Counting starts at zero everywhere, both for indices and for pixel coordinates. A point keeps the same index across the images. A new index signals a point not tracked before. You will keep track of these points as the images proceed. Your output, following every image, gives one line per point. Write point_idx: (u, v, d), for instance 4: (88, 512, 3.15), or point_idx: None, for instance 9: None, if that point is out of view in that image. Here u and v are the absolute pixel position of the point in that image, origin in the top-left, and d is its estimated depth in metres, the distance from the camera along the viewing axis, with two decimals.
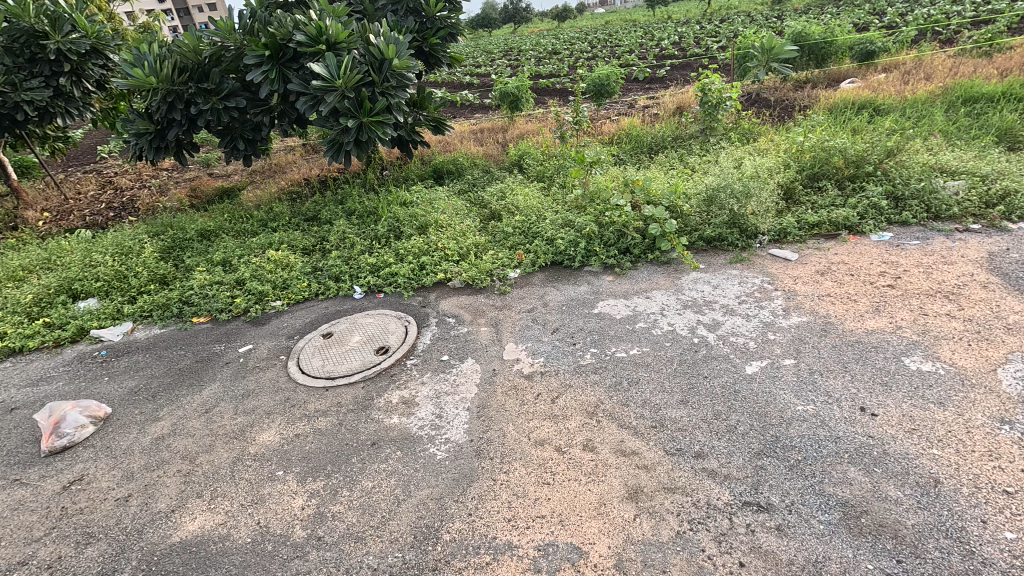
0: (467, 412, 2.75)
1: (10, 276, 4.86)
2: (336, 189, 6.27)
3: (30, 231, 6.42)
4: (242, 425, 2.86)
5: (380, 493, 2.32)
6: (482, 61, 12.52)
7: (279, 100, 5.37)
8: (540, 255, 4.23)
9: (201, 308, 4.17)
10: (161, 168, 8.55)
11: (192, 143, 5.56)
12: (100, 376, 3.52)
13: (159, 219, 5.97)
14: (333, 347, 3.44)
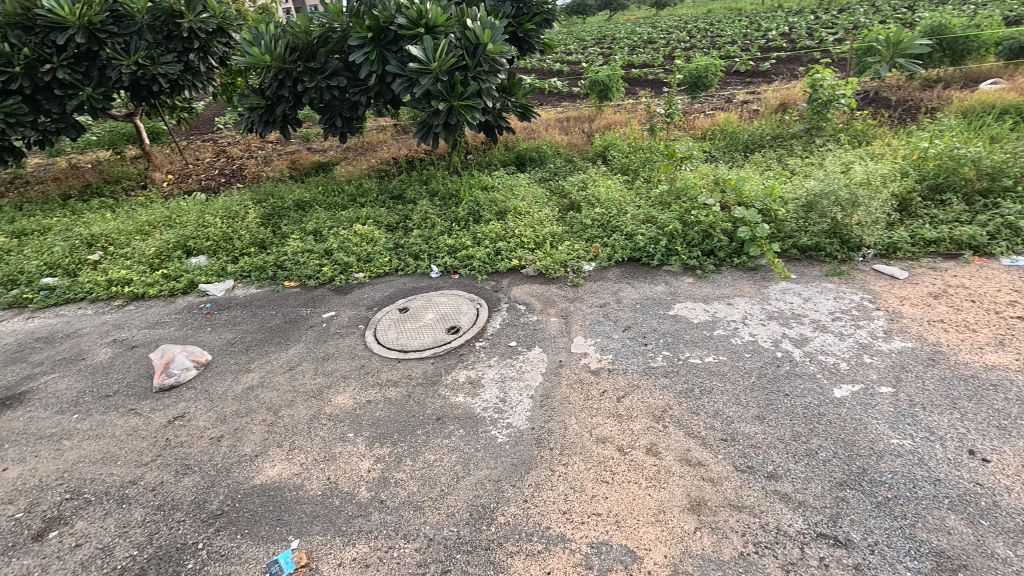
0: (531, 400, 2.77)
1: (138, 230, 5.49)
2: (422, 170, 6.48)
3: (156, 191, 7.19)
4: (320, 386, 3.06)
5: (441, 467, 2.40)
6: (574, 48, 12.32)
7: (377, 81, 5.60)
8: (617, 250, 4.14)
9: (292, 273, 4.49)
10: (267, 141, 9.24)
11: (296, 118, 5.95)
12: (204, 326, 3.90)
13: (263, 188, 6.47)
14: (407, 322, 3.58)
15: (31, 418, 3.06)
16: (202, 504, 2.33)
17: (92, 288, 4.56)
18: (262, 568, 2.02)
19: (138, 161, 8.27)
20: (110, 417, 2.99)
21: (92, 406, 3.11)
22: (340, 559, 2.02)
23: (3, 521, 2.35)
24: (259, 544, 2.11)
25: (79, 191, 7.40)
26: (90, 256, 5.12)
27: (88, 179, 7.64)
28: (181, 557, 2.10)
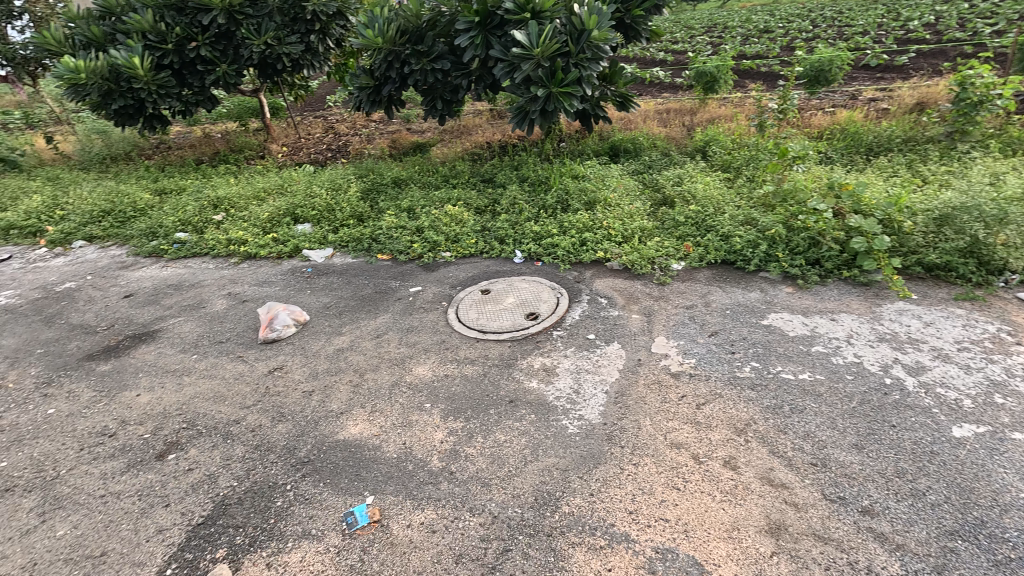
0: (605, 395, 2.73)
1: (255, 196, 6.04)
2: (514, 155, 6.53)
3: (272, 161, 7.86)
4: (403, 355, 3.22)
5: (510, 448, 2.44)
6: (681, 36, 11.75)
7: (479, 66, 5.70)
8: (710, 251, 3.94)
9: (385, 247, 4.73)
10: (371, 120, 9.75)
11: (400, 99, 6.21)
12: (304, 289, 4.23)
13: (364, 164, 6.84)
14: (488, 304, 3.65)
15: (160, 354, 3.49)
16: (293, 450, 2.55)
17: (214, 245, 5.09)
18: (339, 517, 2.17)
19: (259, 133, 9.06)
20: (222, 361, 3.34)
21: (208, 350, 3.49)
22: (409, 520, 2.13)
23: (134, 439, 2.72)
24: (338, 494, 2.28)
25: (209, 158, 8.26)
26: (214, 216, 5.71)
27: (218, 147, 8.50)
28: (272, 493, 2.31)
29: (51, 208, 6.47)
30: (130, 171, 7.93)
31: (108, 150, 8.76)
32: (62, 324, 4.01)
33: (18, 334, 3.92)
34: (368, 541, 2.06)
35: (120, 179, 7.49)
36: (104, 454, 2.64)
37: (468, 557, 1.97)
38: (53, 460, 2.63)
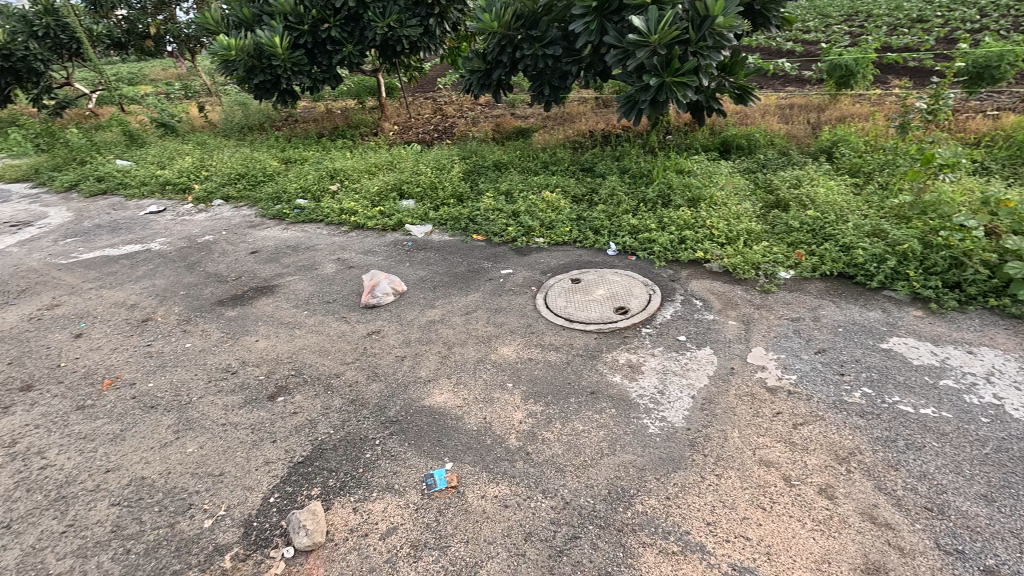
0: (691, 400, 2.63)
1: (367, 170, 6.45)
2: (616, 146, 6.39)
3: (384, 139, 8.33)
4: (490, 334, 3.31)
5: (587, 438, 2.44)
6: (814, 24, 10.73)
7: (591, 52, 5.61)
8: (826, 262, 3.61)
9: (481, 228, 4.87)
10: (477, 104, 9.98)
11: (509, 84, 6.28)
12: (403, 261, 4.47)
13: (468, 147, 7.04)
14: (577, 293, 3.64)
15: (276, 307, 3.88)
16: (383, 409, 2.73)
17: (328, 213, 5.54)
18: (420, 478, 2.29)
19: (374, 112, 9.63)
20: (328, 320, 3.64)
21: (317, 308, 3.82)
22: (484, 492, 2.21)
23: (251, 379, 3.06)
24: (421, 456, 2.41)
25: (329, 132, 8.93)
26: (330, 187, 6.20)
27: (337, 123, 9.16)
28: (362, 445, 2.50)
29: (198, 169, 7.36)
30: (263, 141, 8.80)
31: (246, 121, 9.77)
32: (200, 271, 4.58)
33: (166, 276, 4.54)
34: (445, 504, 2.16)
35: (254, 147, 8.34)
36: (227, 388, 3.00)
37: (538, 536, 2.00)
38: (188, 387, 3.03)
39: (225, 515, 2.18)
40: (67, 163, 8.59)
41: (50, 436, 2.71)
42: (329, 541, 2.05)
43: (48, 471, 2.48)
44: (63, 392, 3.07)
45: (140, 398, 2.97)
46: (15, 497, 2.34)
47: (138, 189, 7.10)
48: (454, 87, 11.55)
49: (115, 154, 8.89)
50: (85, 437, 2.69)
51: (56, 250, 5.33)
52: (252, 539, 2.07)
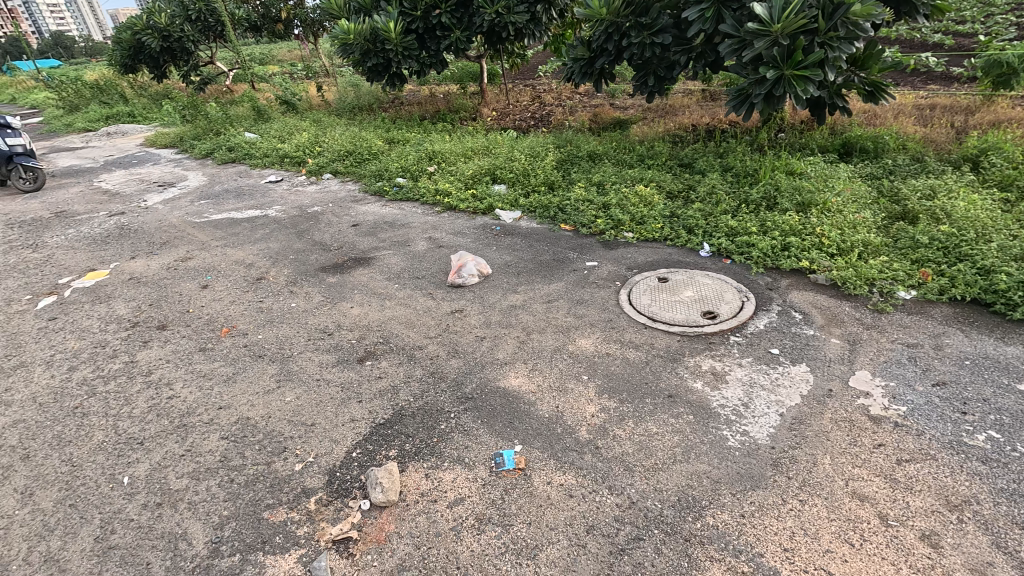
0: (778, 417, 2.46)
1: (463, 154, 6.65)
2: (720, 142, 6.05)
3: (481, 124, 8.50)
4: (569, 325, 3.31)
5: (661, 441, 2.37)
6: (972, 14, 9.39)
7: (703, 42, 5.33)
8: (957, 285, 3.20)
9: (570, 218, 4.85)
10: (576, 93, 9.87)
11: (612, 73, 6.14)
12: (491, 245, 4.57)
13: (563, 136, 7.01)
14: (664, 293, 3.52)
15: (371, 278, 4.13)
16: (460, 384, 2.83)
17: (424, 194, 5.79)
18: (490, 455, 2.36)
19: (474, 97, 9.86)
20: (416, 295, 3.82)
21: (407, 282, 4.02)
22: (550, 478, 2.22)
23: (344, 342, 3.30)
24: (492, 434, 2.47)
25: (431, 115, 9.27)
26: (428, 168, 6.47)
27: (439, 107, 9.48)
28: (438, 416, 2.61)
29: (313, 144, 7.97)
30: (371, 121, 9.33)
31: (357, 101, 10.41)
32: (307, 239, 4.98)
33: (279, 240, 4.99)
34: (511, 484, 2.21)
35: (363, 127, 8.87)
36: (323, 347, 3.26)
37: (601, 531, 1.99)
38: (290, 342, 3.34)
39: (313, 462, 2.38)
40: (205, 133, 9.67)
41: (178, 371, 3.11)
42: (402, 501, 2.17)
43: (174, 400, 2.85)
44: (190, 334, 3.50)
45: (250, 347, 3.31)
46: (148, 418, 2.72)
47: (260, 160, 7.84)
48: (554, 75, 11.50)
49: (244, 127, 9.86)
50: (204, 375, 3.05)
51: (192, 209, 6.05)
52: (334, 487, 2.24)
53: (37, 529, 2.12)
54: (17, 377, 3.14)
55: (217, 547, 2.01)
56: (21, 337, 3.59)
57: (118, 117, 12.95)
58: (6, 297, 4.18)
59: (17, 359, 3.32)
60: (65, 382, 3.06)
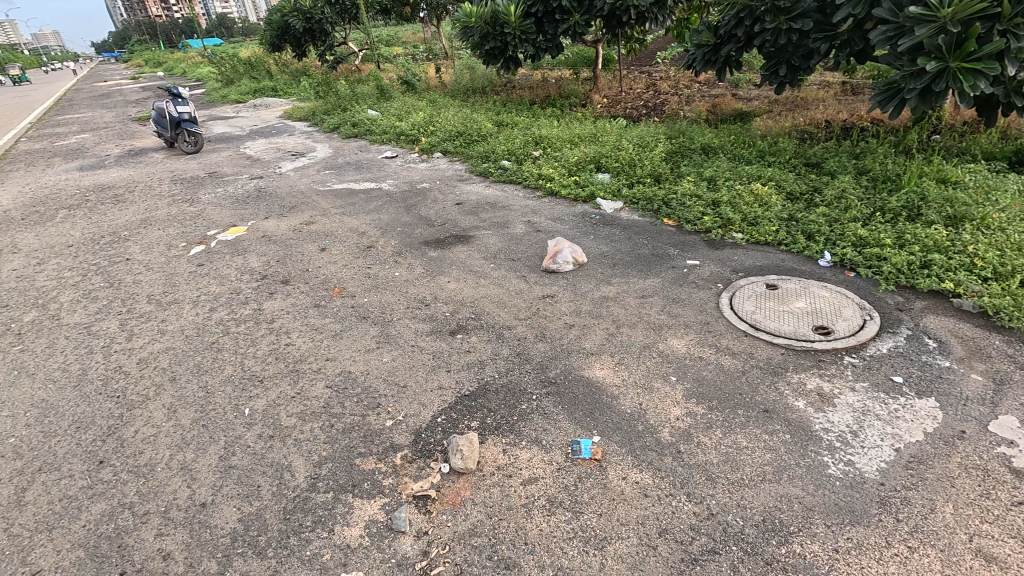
0: (893, 452, 2.21)
1: (570, 140, 6.61)
2: (858, 142, 5.45)
3: (591, 110, 8.37)
4: (662, 323, 3.20)
5: (750, 456, 2.23)
6: None
7: (851, 27, 4.78)
8: None
9: (674, 213, 4.66)
10: (696, 81, 9.35)
11: (738, 61, 5.75)
12: (589, 234, 4.52)
13: (676, 127, 6.70)
14: (771, 301, 3.27)
15: (469, 256, 4.28)
16: (545, 368, 2.87)
17: (527, 177, 5.86)
18: (567, 441, 2.37)
19: (587, 83, 9.71)
20: (510, 276, 3.90)
21: (502, 263, 4.11)
22: (626, 474, 2.19)
23: (439, 313, 3.47)
24: (571, 421, 2.48)
25: (541, 100, 9.29)
26: (533, 152, 6.52)
27: (550, 91, 9.47)
28: (520, 396, 2.67)
29: (427, 124, 8.36)
30: (482, 103, 9.56)
31: (471, 84, 10.70)
32: (414, 213, 5.27)
33: (389, 212, 5.33)
34: (586, 473, 2.21)
35: (474, 109, 9.12)
36: (419, 316, 3.45)
37: (674, 536, 1.93)
38: (391, 308, 3.57)
39: (402, 420, 2.56)
40: (334, 109, 10.51)
41: (295, 322, 3.47)
42: (478, 471, 2.26)
43: (290, 347, 3.18)
44: (308, 291, 3.87)
45: (356, 308, 3.60)
46: (268, 360, 3.07)
47: (379, 136, 8.38)
48: (673, 62, 10.98)
49: (367, 105, 10.57)
50: (316, 329, 3.38)
51: (318, 178, 6.64)
52: (419, 447, 2.39)
53: (177, 440, 2.49)
54: (172, 311, 3.69)
55: (314, 483, 2.23)
56: (177, 277, 4.19)
57: (264, 92, 14.48)
58: (168, 242, 4.91)
59: (173, 296, 3.89)
60: (207, 320, 3.54)
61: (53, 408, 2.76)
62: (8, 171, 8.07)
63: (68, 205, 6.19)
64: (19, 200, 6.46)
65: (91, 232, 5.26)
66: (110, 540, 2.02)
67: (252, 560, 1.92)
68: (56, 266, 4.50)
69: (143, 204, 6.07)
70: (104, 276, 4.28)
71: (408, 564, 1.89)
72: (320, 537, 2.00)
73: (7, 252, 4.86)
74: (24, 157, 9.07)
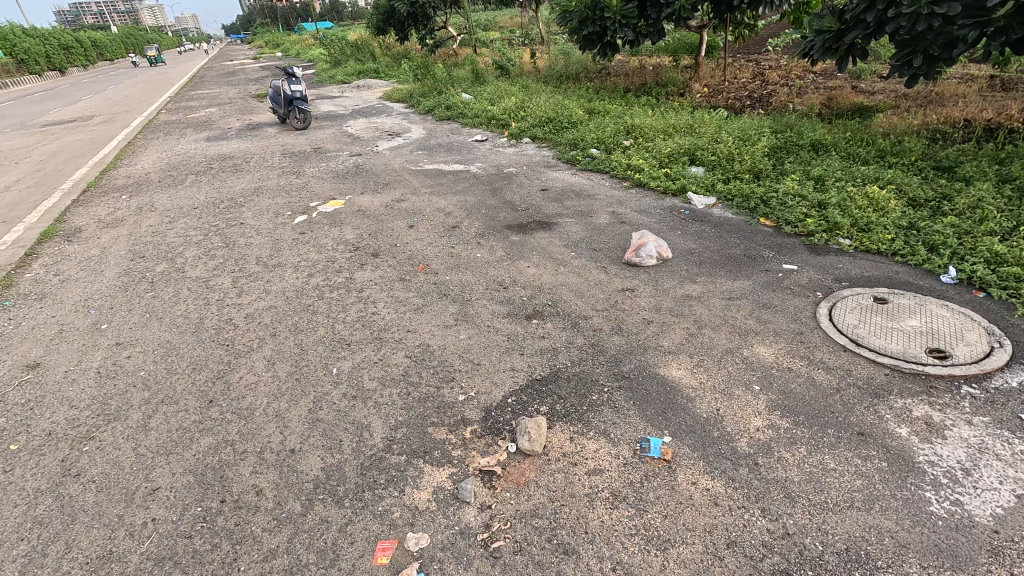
0: (1012, 499, 1.95)
1: (664, 131, 6.37)
2: (1003, 146, 4.79)
3: (689, 100, 7.99)
4: (749, 328, 3.02)
5: (836, 480, 2.07)
6: None
7: (1011, 12, 4.14)
8: None
9: (773, 213, 4.37)
10: (811, 71, 8.61)
11: (864, 50, 5.24)
12: (676, 229, 4.35)
13: (784, 121, 6.23)
14: (877, 316, 2.98)
15: (550, 242, 4.28)
16: (619, 361, 2.82)
17: (616, 167, 5.73)
18: (636, 438, 2.33)
19: (687, 71, 9.27)
20: (589, 266, 3.86)
21: (583, 252, 4.08)
22: (696, 480, 2.11)
23: (517, 297, 3.51)
24: (642, 418, 2.43)
25: (636, 87, 9.00)
26: (624, 141, 6.36)
27: (646, 79, 9.15)
28: (591, 386, 2.65)
29: (518, 109, 8.40)
30: (575, 90, 9.44)
31: (565, 69, 10.59)
32: (499, 197, 5.34)
33: (476, 195, 5.45)
34: (653, 472, 2.16)
35: (567, 95, 9.04)
36: (497, 298, 3.52)
37: (743, 550, 1.84)
38: (470, 288, 3.67)
39: (474, 396, 2.63)
40: (430, 92, 10.85)
41: (381, 293, 3.66)
42: (544, 455, 2.28)
43: (376, 316, 3.38)
44: (395, 265, 4.07)
45: (438, 285, 3.73)
46: (355, 326, 3.28)
47: (471, 120, 8.55)
48: (786, 50, 10.18)
49: (462, 88, 10.80)
50: (400, 301, 3.55)
51: (411, 158, 6.92)
52: (489, 424, 2.46)
53: (274, 390, 2.74)
54: (276, 273, 4.04)
55: (390, 444, 2.37)
56: (281, 243, 4.57)
57: (367, 74, 15.26)
58: (276, 210, 5.35)
59: (277, 260, 4.26)
60: (305, 284, 3.84)
61: (175, 349, 3.14)
62: (150, 139, 9.16)
63: (196, 171, 6.92)
64: (158, 165, 7.32)
65: (213, 197, 5.86)
66: (215, 470, 2.27)
67: (331, 507, 2.08)
68: (183, 225, 5.07)
69: (257, 174, 6.65)
70: (222, 237, 4.76)
71: (470, 533, 1.96)
72: (391, 495, 2.12)
73: (146, 210, 5.55)
74: (163, 127, 10.24)
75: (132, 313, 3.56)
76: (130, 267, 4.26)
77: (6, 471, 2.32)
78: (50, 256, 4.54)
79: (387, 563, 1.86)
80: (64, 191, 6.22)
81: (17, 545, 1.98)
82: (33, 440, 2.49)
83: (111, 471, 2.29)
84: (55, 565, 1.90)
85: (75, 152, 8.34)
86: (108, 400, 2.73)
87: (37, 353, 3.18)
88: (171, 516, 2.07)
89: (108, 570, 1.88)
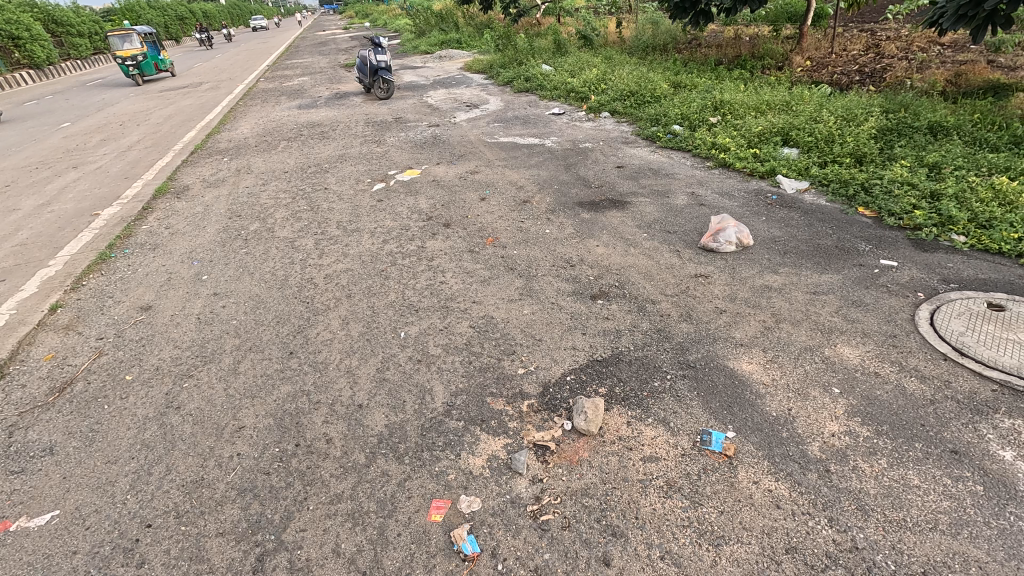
0: None
1: (756, 108, 5.94)
2: None
3: (788, 75, 7.37)
4: (834, 326, 2.80)
5: (919, 498, 1.89)
6: None
7: None
8: None
9: (874, 202, 3.99)
10: (936, 43, 7.65)
11: (1009, 18, 4.55)
12: (760, 214, 4.07)
13: (898, 99, 5.60)
14: (989, 324, 2.65)
15: (622, 222, 4.16)
16: (685, 350, 2.72)
17: (698, 145, 5.47)
18: (697, 430, 2.25)
19: (788, 42, 8.53)
20: (661, 248, 3.73)
21: (656, 233, 3.94)
22: (758, 480, 2.02)
23: (583, 276, 3.46)
24: (705, 410, 2.34)
25: (729, 60, 8.45)
26: (710, 117, 6.02)
27: (741, 51, 8.55)
28: (653, 372, 2.59)
29: (599, 81, 8.14)
30: (661, 62, 8.97)
31: (652, 40, 10.09)
32: (573, 172, 5.25)
33: (549, 169, 5.39)
34: (712, 466, 2.09)
35: (652, 67, 8.64)
36: (564, 276, 3.49)
37: (804, 557, 1.74)
38: (537, 263, 3.67)
39: (533, 371, 2.66)
40: (511, 63, 10.75)
41: (450, 263, 3.75)
42: (599, 436, 2.27)
43: (443, 285, 3.47)
44: (465, 236, 4.14)
45: (505, 258, 3.76)
46: (424, 294, 3.39)
47: (550, 92, 8.41)
48: (909, 18, 9.08)
49: (543, 59, 10.63)
50: (468, 272, 3.62)
51: (487, 130, 6.93)
52: (547, 401, 2.47)
53: (347, 348, 2.92)
54: (354, 237, 4.24)
55: (449, 410, 2.45)
56: (361, 209, 4.79)
57: (449, 45, 15.35)
58: (357, 177, 5.59)
59: (356, 225, 4.47)
60: (379, 250, 4.01)
61: (263, 303, 3.40)
62: (250, 105, 9.81)
63: (288, 137, 7.35)
64: (255, 130, 7.86)
65: (303, 162, 6.22)
66: (292, 416, 2.47)
67: (392, 462, 2.21)
68: (274, 188, 5.43)
69: (342, 142, 6.96)
70: (308, 201, 5.05)
71: (520, 504, 2.01)
72: (448, 457, 2.21)
73: (243, 172, 6.00)
74: (261, 94, 10.92)
75: (227, 267, 3.89)
76: (228, 224, 4.64)
77: (122, 398, 2.66)
78: (163, 211, 5.04)
79: (440, 520, 1.95)
80: (176, 152, 6.86)
81: (129, 462, 2.27)
82: (144, 373, 2.83)
83: (205, 407, 2.56)
84: (158, 483, 2.17)
85: (187, 116, 9.14)
86: (205, 344, 3.03)
87: (149, 296, 3.57)
88: (253, 453, 2.28)
89: (200, 493, 2.12)
